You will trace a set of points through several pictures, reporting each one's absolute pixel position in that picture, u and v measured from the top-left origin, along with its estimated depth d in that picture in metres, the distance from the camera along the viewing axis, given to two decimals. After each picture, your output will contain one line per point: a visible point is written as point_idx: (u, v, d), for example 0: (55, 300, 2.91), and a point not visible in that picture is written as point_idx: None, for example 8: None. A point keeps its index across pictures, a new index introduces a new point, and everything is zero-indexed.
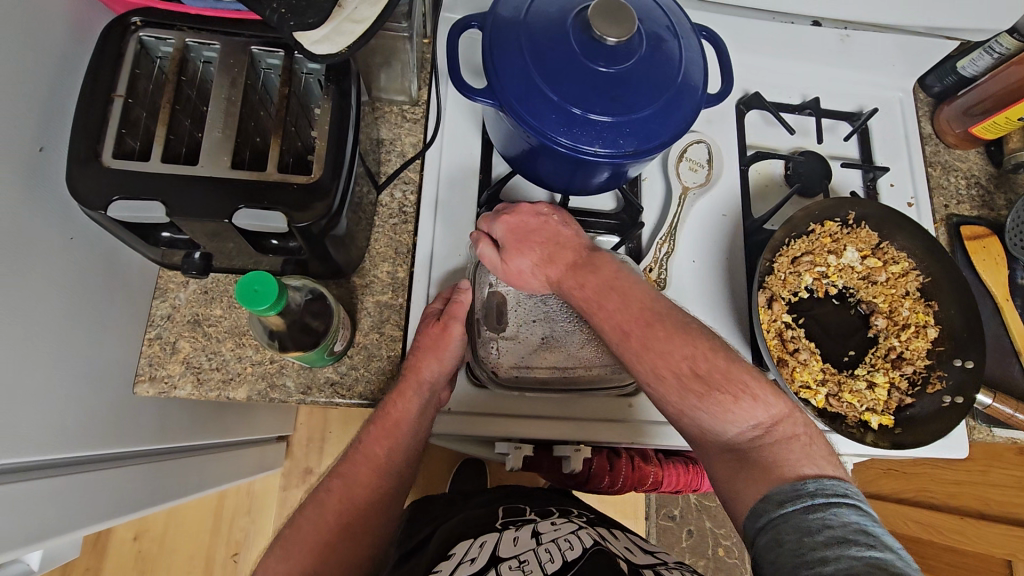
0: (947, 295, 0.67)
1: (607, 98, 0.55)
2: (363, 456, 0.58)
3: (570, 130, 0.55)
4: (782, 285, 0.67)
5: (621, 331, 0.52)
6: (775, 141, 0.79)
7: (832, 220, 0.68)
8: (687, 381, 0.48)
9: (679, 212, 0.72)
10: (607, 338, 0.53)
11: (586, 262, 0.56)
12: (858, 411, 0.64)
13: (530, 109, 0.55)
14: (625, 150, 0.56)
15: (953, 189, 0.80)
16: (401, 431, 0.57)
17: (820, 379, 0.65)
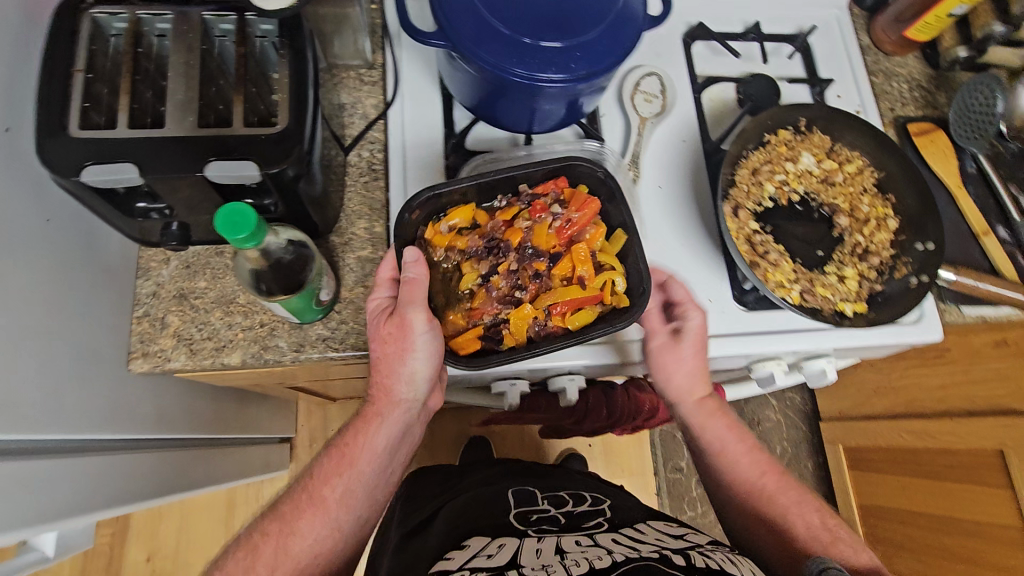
0: (902, 185, 0.71)
1: (554, 26, 0.58)
2: (313, 490, 0.60)
3: (522, 60, 0.57)
4: (746, 196, 0.70)
5: (724, 463, 0.69)
6: (725, 68, 0.82)
7: (785, 128, 0.72)
8: (785, 497, 0.66)
9: (640, 140, 0.74)
10: (707, 458, 0.70)
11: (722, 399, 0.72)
12: (833, 303, 0.66)
13: (483, 44, 0.58)
14: (578, 75, 0.59)
15: (897, 93, 0.83)
16: (352, 465, 0.61)
17: (794, 279, 0.66)
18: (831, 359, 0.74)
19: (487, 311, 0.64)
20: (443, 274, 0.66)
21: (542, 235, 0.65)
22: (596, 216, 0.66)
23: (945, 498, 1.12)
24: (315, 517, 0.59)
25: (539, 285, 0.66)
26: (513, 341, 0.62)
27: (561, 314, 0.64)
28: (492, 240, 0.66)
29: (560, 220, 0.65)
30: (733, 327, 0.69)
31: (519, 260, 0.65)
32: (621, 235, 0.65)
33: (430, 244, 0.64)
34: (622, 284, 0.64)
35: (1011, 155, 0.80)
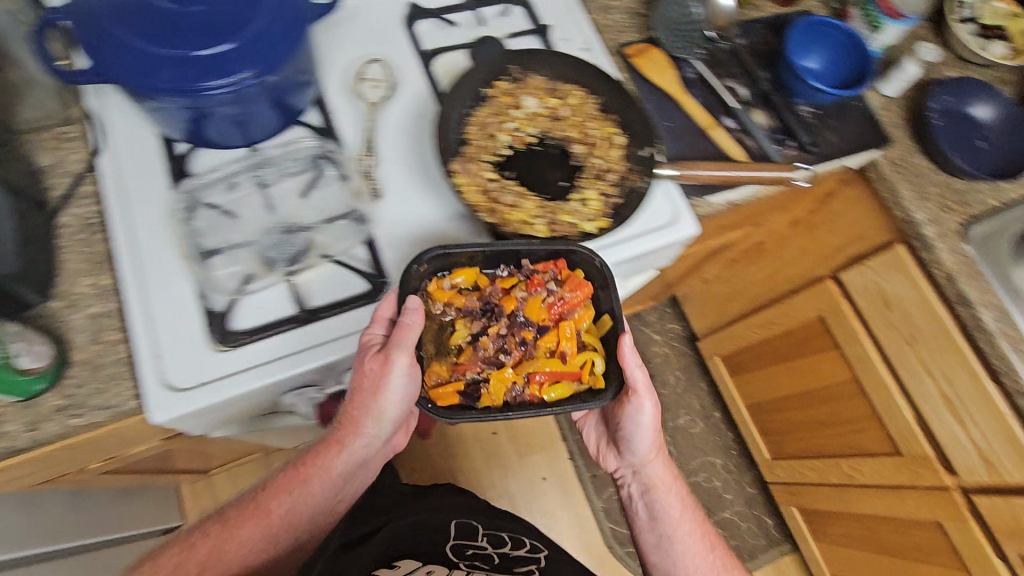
0: (621, 104, 0.75)
1: (206, 32, 0.57)
2: (260, 503, 0.70)
3: (185, 74, 0.57)
4: (482, 150, 0.73)
5: (665, 542, 0.80)
6: (454, 39, 0.84)
7: (500, 80, 0.75)
8: (697, 538, 0.81)
9: (371, 124, 0.74)
10: (642, 525, 0.82)
11: (677, 477, 0.82)
12: (576, 225, 0.69)
13: (141, 69, 0.57)
14: (249, 75, 0.59)
15: (617, 23, 0.88)
16: (296, 488, 0.70)
17: (537, 213, 0.69)
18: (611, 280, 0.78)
19: (470, 366, 0.66)
20: (438, 325, 0.68)
21: (534, 307, 0.67)
22: (587, 299, 0.68)
23: (805, 375, 1.19)
24: (255, 527, 0.69)
25: (525, 352, 0.67)
26: (488, 401, 0.64)
27: (539, 382, 0.65)
28: (489, 303, 0.67)
29: (553, 296, 0.67)
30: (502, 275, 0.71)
31: (509, 325, 0.67)
32: (608, 321, 0.67)
33: (432, 297, 0.67)
34: (602, 365, 0.66)
35: (725, 54, 0.87)
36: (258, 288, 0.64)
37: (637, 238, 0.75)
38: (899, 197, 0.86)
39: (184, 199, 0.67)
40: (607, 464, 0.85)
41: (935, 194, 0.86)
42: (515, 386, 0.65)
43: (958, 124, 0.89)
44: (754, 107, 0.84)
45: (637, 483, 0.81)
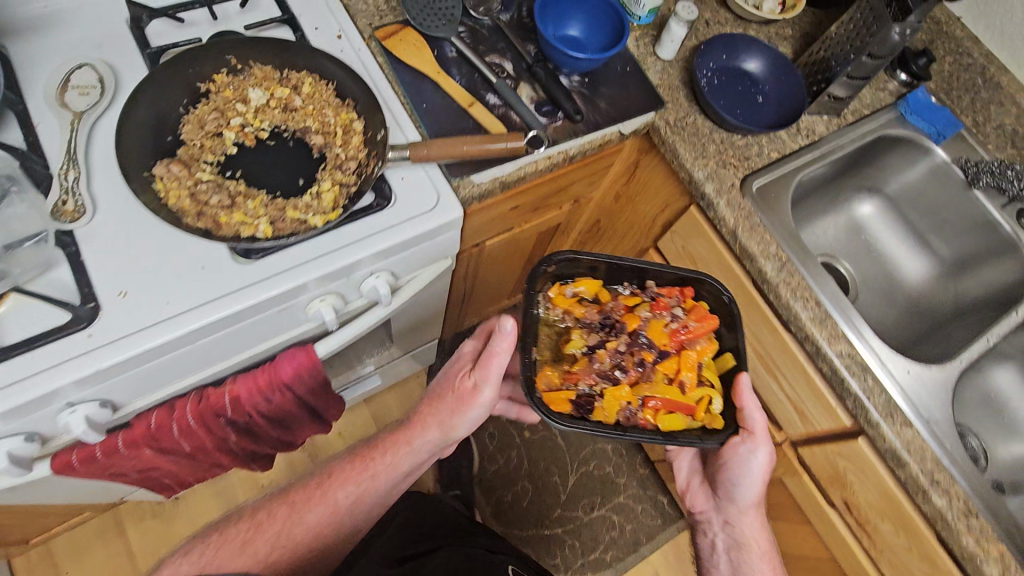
0: (356, 88, 0.70)
1: None
2: (321, 487, 0.75)
3: None
4: (201, 151, 0.66)
5: (736, 547, 0.80)
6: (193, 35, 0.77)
7: (219, 73, 0.68)
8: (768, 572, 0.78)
9: (74, 135, 0.67)
10: (719, 551, 0.82)
11: (771, 541, 0.81)
12: (304, 221, 0.64)
13: None
14: None
15: (373, 9, 0.84)
16: (361, 480, 0.75)
17: (261, 212, 0.64)
18: (381, 274, 0.74)
19: (583, 378, 0.70)
20: (554, 331, 0.74)
21: (656, 329, 0.73)
22: (710, 331, 0.75)
23: None
24: (319, 506, 0.73)
25: (639, 373, 0.71)
26: (602, 416, 0.69)
27: (654, 408, 0.69)
28: (609, 317, 0.75)
29: (676, 322, 0.74)
30: (234, 284, 0.65)
31: (630, 342, 0.73)
32: (730, 357, 0.73)
33: (552, 302, 0.75)
34: (717, 406, 0.71)
35: (488, 31, 0.84)
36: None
37: (385, 228, 0.69)
38: (679, 159, 0.85)
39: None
40: (693, 502, 0.87)
41: (714, 152, 0.86)
42: (629, 406, 0.69)
43: (731, 82, 0.90)
44: (519, 81, 0.81)
45: (724, 534, 0.82)
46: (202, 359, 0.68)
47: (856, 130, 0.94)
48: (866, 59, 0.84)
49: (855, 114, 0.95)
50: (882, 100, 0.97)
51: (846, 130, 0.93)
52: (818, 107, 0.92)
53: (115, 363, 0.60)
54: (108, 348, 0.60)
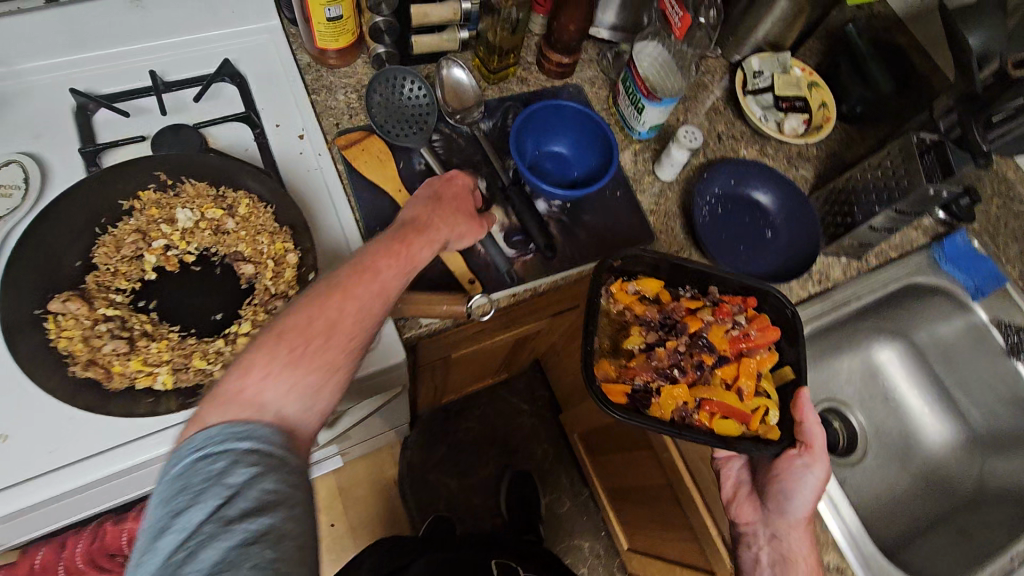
0: (295, 216, 0.62)
1: None
2: (329, 286, 0.52)
3: None
4: (114, 277, 0.60)
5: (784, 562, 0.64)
6: (140, 127, 0.71)
7: (146, 188, 0.62)
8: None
9: None
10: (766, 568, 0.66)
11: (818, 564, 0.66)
12: (209, 374, 0.57)
13: None
14: None
15: (342, 107, 0.77)
16: (329, 333, 0.50)
17: (166, 358, 0.57)
18: None
19: (641, 373, 0.61)
20: (609, 322, 0.65)
21: (718, 334, 0.63)
22: (771, 344, 0.64)
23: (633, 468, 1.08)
24: (291, 344, 0.48)
25: (698, 375, 0.63)
26: (657, 413, 0.60)
27: (709, 412, 0.61)
28: (668, 318, 0.65)
29: (737, 330, 0.64)
30: (125, 434, 0.56)
31: (692, 344, 0.63)
32: (788, 371, 0.63)
33: (613, 297, 0.65)
34: (774, 419, 0.62)
35: (464, 140, 0.76)
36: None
37: None
38: None
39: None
40: (737, 514, 0.70)
41: None
42: (684, 407, 0.60)
43: (734, 214, 0.80)
44: (492, 203, 0.73)
45: (770, 549, 0.66)
46: (99, 498, 0.61)
47: (876, 279, 0.82)
48: (888, 213, 0.72)
49: (878, 257, 0.83)
50: (913, 241, 0.85)
51: (864, 278, 0.82)
52: (836, 249, 0.80)
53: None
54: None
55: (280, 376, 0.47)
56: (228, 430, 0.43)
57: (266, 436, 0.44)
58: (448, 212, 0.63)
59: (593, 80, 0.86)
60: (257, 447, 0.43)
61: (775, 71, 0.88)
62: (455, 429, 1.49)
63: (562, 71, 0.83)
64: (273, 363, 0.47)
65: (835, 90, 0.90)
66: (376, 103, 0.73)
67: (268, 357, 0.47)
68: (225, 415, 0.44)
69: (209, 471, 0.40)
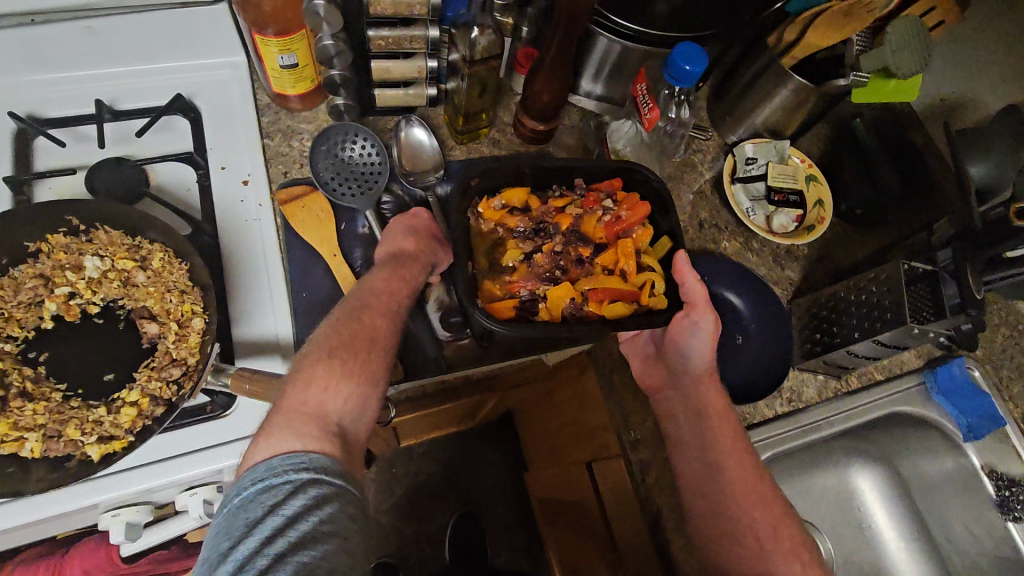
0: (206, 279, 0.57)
1: None
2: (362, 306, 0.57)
3: None
4: (6, 325, 0.56)
5: (714, 465, 0.64)
6: (77, 157, 0.68)
7: (57, 232, 0.58)
8: (766, 505, 0.64)
9: None
10: (689, 478, 0.65)
11: (743, 436, 0.66)
12: (81, 446, 0.52)
13: None
14: None
15: (295, 154, 0.73)
16: (368, 324, 0.55)
17: (40, 422, 0.53)
18: (198, 490, 0.60)
19: (526, 284, 0.63)
20: (489, 244, 0.64)
21: (590, 225, 0.65)
22: (643, 221, 0.65)
23: (578, 557, 1.00)
24: (344, 349, 0.53)
25: (581, 270, 0.64)
26: (547, 316, 0.62)
27: (593, 297, 0.62)
28: (541, 221, 0.66)
29: (609, 216, 0.65)
30: None
31: (565, 242, 0.65)
32: (666, 241, 0.65)
33: (482, 217, 0.64)
34: (661, 287, 0.63)
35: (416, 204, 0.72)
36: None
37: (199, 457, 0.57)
38: None
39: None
40: (649, 381, 0.70)
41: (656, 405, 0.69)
42: (572, 303, 0.62)
43: None
44: None
45: (683, 403, 0.67)
46: None
47: (856, 404, 0.74)
48: (868, 342, 0.66)
49: (860, 378, 0.75)
50: (901, 363, 0.77)
51: (842, 402, 0.74)
52: (811, 363, 0.72)
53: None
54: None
55: (329, 394, 0.51)
56: (289, 460, 0.45)
57: (323, 465, 0.46)
58: (426, 241, 0.65)
59: (570, 149, 0.81)
60: (317, 478, 0.45)
61: (770, 160, 0.82)
62: (415, 472, 1.41)
63: (537, 138, 0.78)
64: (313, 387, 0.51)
65: (835, 187, 0.83)
66: (322, 152, 0.69)
67: (324, 375, 0.51)
68: (294, 444, 0.46)
69: (267, 501, 0.43)
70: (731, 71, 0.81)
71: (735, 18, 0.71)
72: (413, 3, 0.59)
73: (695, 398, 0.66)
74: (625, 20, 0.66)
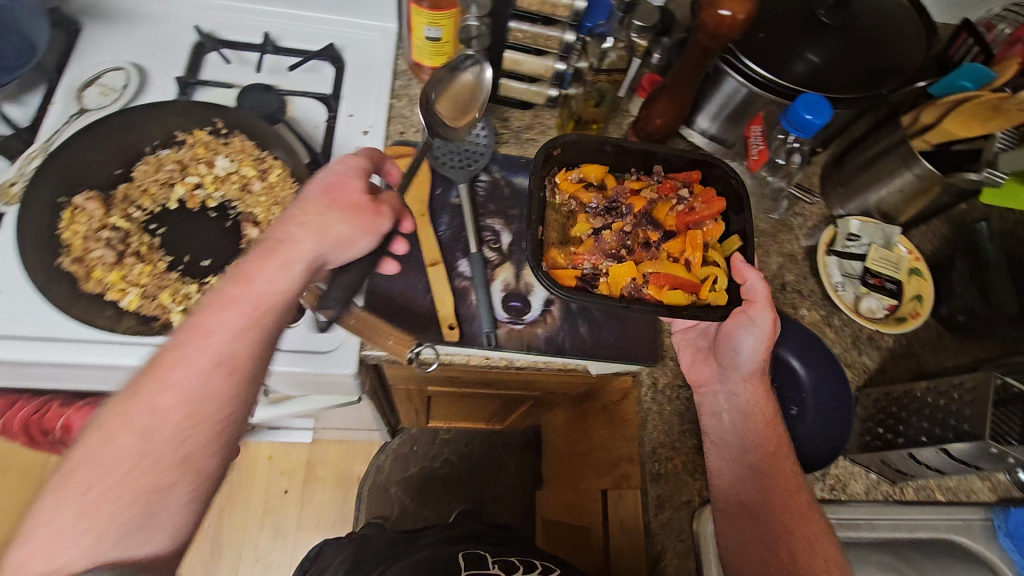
0: None
1: None
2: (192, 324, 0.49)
3: None
4: (142, 195, 0.64)
5: (750, 466, 0.62)
6: (236, 77, 0.77)
7: (202, 128, 0.66)
8: (804, 515, 0.60)
9: (61, 128, 0.68)
10: (727, 479, 0.62)
11: (783, 444, 0.63)
12: (167, 311, 0.59)
13: None
14: None
15: (414, 119, 0.78)
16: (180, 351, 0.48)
17: (141, 280, 0.60)
18: None
19: (589, 258, 0.66)
20: (561, 217, 0.69)
21: (662, 211, 0.69)
22: (715, 216, 0.68)
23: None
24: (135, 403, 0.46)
25: (645, 254, 0.68)
26: (607, 291, 0.65)
27: (656, 282, 0.64)
28: (614, 201, 0.69)
29: (683, 205, 0.69)
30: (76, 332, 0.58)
31: (634, 224, 0.69)
32: (737, 240, 0.66)
33: (558, 187, 0.69)
34: (723, 283, 0.65)
35: (510, 191, 0.74)
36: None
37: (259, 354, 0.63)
38: (643, 433, 0.67)
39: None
40: (695, 375, 0.68)
41: (689, 449, 0.67)
42: (632, 283, 0.64)
43: None
44: (505, 260, 0.71)
45: (727, 403, 0.65)
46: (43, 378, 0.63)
47: (906, 516, 0.68)
48: (935, 450, 0.61)
49: (917, 491, 0.70)
50: (968, 491, 0.70)
51: (890, 509, 0.68)
52: (866, 459, 0.68)
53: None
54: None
55: (84, 470, 0.44)
56: None
57: None
58: (323, 208, 0.55)
59: None
60: None
61: (875, 242, 0.78)
62: (433, 458, 1.44)
63: None
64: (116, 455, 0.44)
65: (940, 287, 0.78)
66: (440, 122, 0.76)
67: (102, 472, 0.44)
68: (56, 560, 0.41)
69: None
70: (853, 144, 0.79)
71: (872, 89, 0.69)
72: (558, 5, 0.63)
73: (740, 399, 0.65)
74: (755, 65, 0.67)
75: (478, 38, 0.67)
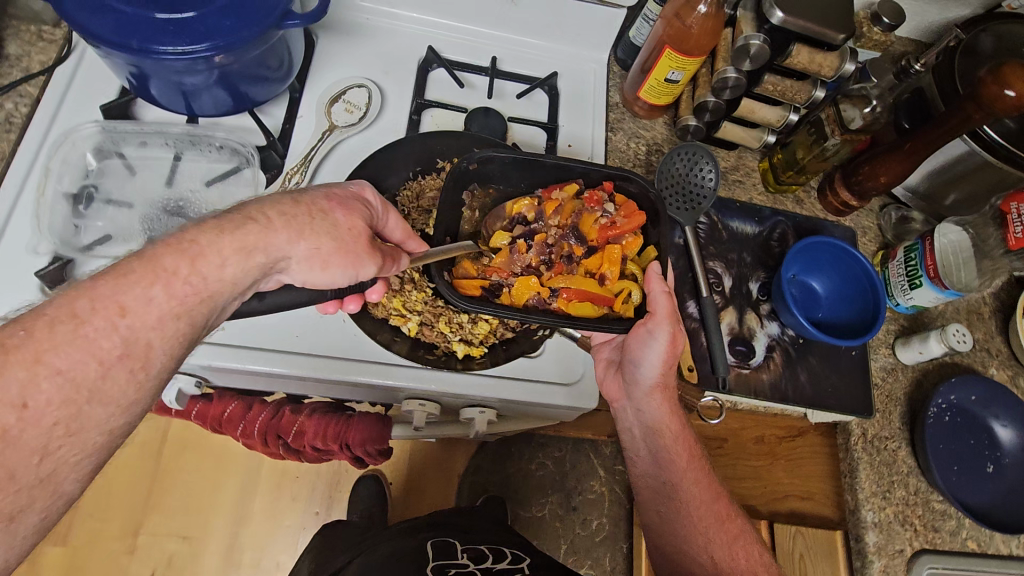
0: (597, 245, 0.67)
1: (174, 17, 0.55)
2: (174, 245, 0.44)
3: (139, 32, 0.54)
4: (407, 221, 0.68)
5: (675, 486, 0.67)
6: (464, 99, 0.78)
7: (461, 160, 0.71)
8: (725, 527, 0.66)
9: (318, 144, 0.69)
10: (663, 492, 0.69)
11: (692, 453, 0.68)
12: (447, 339, 0.67)
13: (102, 12, 0.54)
14: (202, 51, 0.56)
15: (630, 154, 0.80)
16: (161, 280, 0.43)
17: (417, 308, 0.68)
18: (485, 408, 0.69)
19: (501, 270, 0.66)
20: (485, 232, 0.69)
21: (587, 224, 0.66)
22: (637, 230, 0.66)
23: None
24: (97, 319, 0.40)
25: (564, 267, 0.66)
26: (509, 302, 0.64)
27: (565, 297, 0.64)
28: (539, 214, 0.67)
29: (607, 219, 0.66)
30: (363, 351, 0.65)
31: (558, 239, 0.67)
32: (652, 252, 0.66)
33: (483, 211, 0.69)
34: (639, 297, 0.65)
35: (728, 235, 0.77)
36: (115, 252, 0.59)
37: (507, 380, 0.66)
38: (854, 483, 0.72)
39: (101, 145, 0.63)
40: (606, 389, 0.71)
41: (899, 500, 0.71)
42: (538, 296, 0.64)
43: (961, 433, 0.73)
44: (728, 304, 0.73)
45: (637, 421, 0.69)
46: (308, 387, 0.69)
47: None
48: None
49: None
50: None
51: None
52: None
53: (203, 362, 0.63)
54: (209, 346, 0.62)
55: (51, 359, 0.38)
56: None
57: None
58: (316, 213, 0.50)
59: (865, 230, 0.84)
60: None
61: None
62: None
63: (841, 210, 0.82)
64: (87, 333, 0.40)
65: None
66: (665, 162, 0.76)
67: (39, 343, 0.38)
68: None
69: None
70: None
71: None
72: (823, 67, 0.66)
73: (655, 417, 0.67)
74: (989, 131, 0.69)
75: (732, 88, 0.69)
